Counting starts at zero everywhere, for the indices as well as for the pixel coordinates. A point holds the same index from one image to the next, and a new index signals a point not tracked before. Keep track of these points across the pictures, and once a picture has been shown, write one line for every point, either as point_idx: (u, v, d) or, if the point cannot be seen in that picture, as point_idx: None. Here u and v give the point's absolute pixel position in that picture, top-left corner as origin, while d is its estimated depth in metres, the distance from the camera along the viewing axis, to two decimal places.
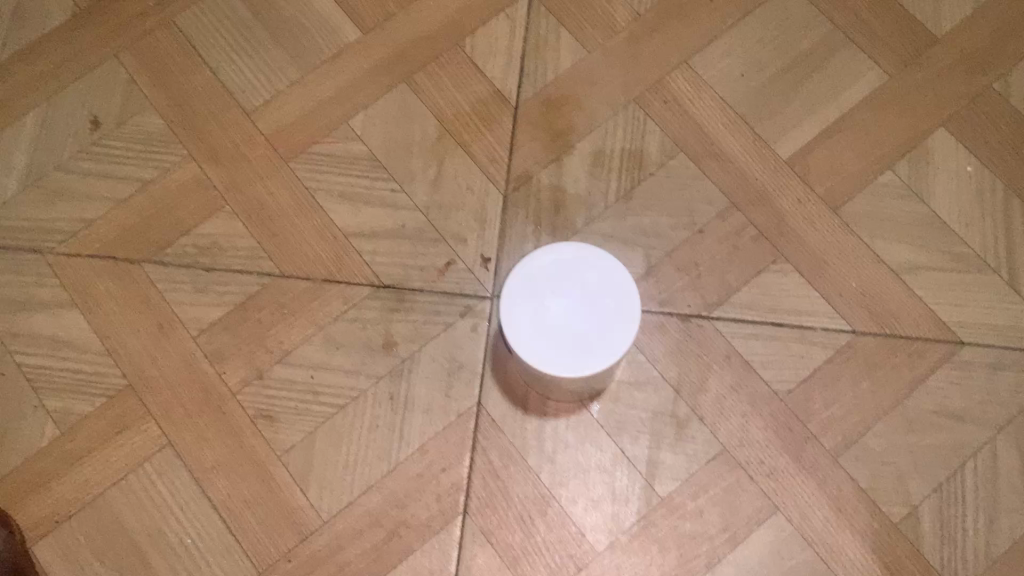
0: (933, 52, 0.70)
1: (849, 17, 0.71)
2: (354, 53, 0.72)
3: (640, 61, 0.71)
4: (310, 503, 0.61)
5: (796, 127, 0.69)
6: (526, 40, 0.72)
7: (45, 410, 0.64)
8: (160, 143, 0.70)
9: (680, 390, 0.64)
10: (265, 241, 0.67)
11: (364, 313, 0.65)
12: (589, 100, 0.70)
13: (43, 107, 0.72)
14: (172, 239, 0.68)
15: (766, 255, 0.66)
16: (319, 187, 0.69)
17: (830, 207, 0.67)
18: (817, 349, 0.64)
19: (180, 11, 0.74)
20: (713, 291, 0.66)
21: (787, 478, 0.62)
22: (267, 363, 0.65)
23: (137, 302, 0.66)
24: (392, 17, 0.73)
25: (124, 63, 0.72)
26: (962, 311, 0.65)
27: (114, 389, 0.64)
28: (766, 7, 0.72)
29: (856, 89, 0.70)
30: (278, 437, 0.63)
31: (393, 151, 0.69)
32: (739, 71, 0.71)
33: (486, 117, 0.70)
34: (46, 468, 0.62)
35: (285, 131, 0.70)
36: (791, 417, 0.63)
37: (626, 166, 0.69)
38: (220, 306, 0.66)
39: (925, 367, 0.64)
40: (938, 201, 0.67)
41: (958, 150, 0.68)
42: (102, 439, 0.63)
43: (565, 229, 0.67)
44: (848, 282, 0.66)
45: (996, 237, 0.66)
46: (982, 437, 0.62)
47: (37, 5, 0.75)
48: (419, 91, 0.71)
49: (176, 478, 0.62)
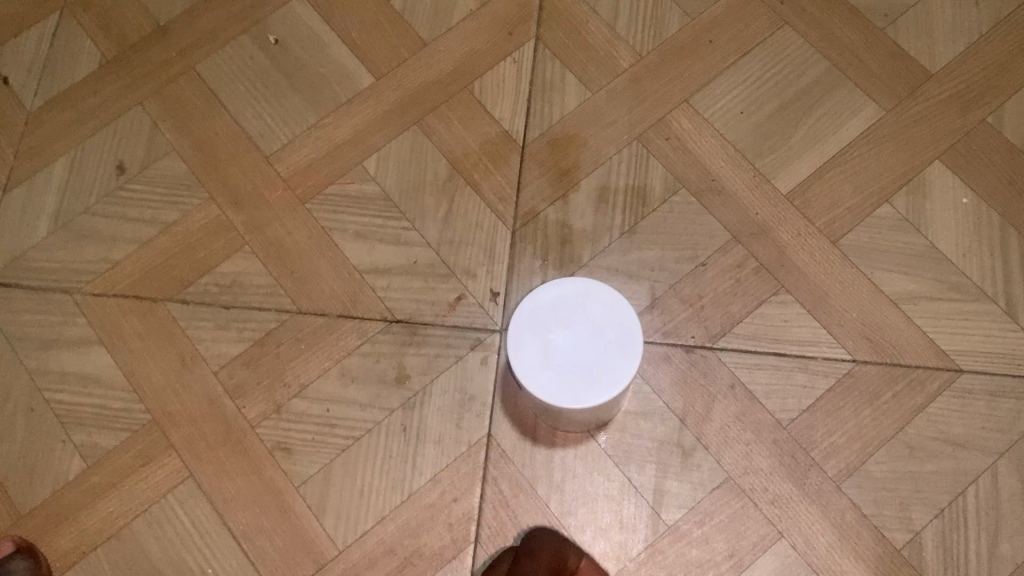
0: (928, 88, 0.72)
1: (847, 55, 0.74)
2: (367, 97, 0.75)
3: (643, 100, 0.73)
4: (327, 533, 0.64)
5: (795, 162, 0.71)
6: (532, 82, 0.74)
7: (74, 444, 0.66)
8: (183, 185, 0.73)
9: (685, 419, 0.65)
10: (282, 278, 0.70)
11: (378, 348, 0.68)
12: (594, 139, 0.72)
13: (71, 152, 0.75)
14: (194, 278, 0.71)
15: (767, 286, 0.68)
16: (334, 226, 0.71)
17: (829, 239, 0.69)
18: (819, 378, 0.66)
19: (201, 58, 0.77)
20: (716, 323, 0.67)
21: (792, 506, 0.63)
22: (284, 398, 0.67)
23: (161, 339, 0.69)
24: (404, 62, 0.76)
25: (149, 110, 0.76)
26: (960, 340, 0.66)
27: (139, 423, 0.67)
28: (765, 45, 0.74)
29: (853, 125, 0.72)
30: (296, 469, 0.65)
31: (405, 190, 0.72)
32: (739, 108, 0.73)
33: (494, 156, 0.72)
34: (74, 500, 0.65)
35: (301, 173, 0.73)
36: (795, 445, 0.64)
37: (631, 202, 0.71)
38: (240, 342, 0.69)
39: (925, 395, 0.65)
40: (935, 232, 0.69)
41: (954, 183, 0.70)
42: (128, 471, 0.66)
43: (571, 263, 0.69)
44: (849, 312, 0.67)
45: (993, 267, 0.68)
46: (983, 463, 0.64)
47: (65, 55, 0.78)
48: (430, 132, 0.73)
49: (198, 510, 0.65)
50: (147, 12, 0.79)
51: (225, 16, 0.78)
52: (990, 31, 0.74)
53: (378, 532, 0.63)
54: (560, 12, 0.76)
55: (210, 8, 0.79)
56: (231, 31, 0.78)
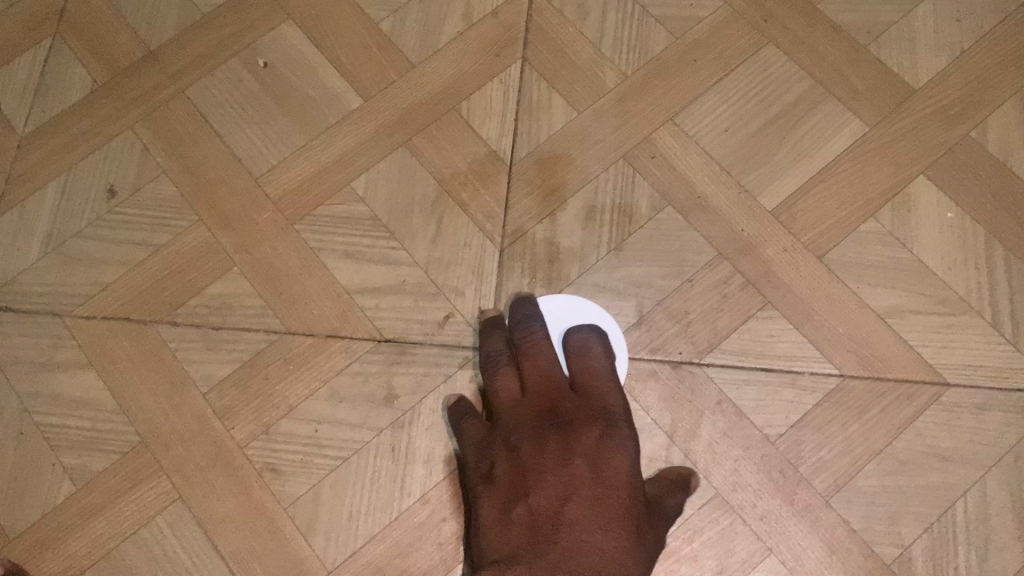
0: (912, 103, 0.73)
1: (831, 72, 0.74)
2: (355, 118, 0.75)
3: (629, 119, 0.74)
4: (316, 553, 0.64)
5: (781, 178, 0.72)
6: (519, 102, 0.75)
7: (63, 467, 0.67)
8: (173, 208, 0.74)
9: (673, 436, 0.66)
10: (272, 299, 0.70)
11: (367, 367, 0.68)
12: (581, 157, 0.73)
13: (62, 176, 0.76)
14: (184, 299, 0.71)
15: (754, 302, 0.68)
16: (323, 246, 0.72)
17: (816, 254, 0.69)
18: (807, 393, 0.66)
19: (192, 82, 0.78)
20: (703, 339, 0.68)
21: (781, 522, 0.63)
22: (273, 418, 0.67)
23: (151, 361, 0.69)
24: (392, 83, 0.76)
25: (139, 133, 0.76)
26: (948, 353, 0.66)
27: (128, 445, 0.67)
28: (750, 63, 0.75)
29: (838, 141, 0.72)
30: (285, 490, 0.65)
31: (394, 210, 0.72)
32: (725, 125, 0.73)
33: (481, 175, 0.73)
34: (64, 523, 0.65)
35: (291, 194, 0.73)
36: (784, 460, 0.64)
37: (617, 220, 0.71)
38: (229, 363, 0.69)
39: (913, 409, 0.65)
40: (921, 246, 0.69)
41: (939, 197, 0.70)
42: (117, 494, 0.66)
43: (559, 281, 0.70)
44: (836, 327, 0.67)
45: (979, 280, 0.68)
46: (972, 477, 0.64)
47: (56, 80, 0.79)
48: (418, 152, 0.74)
49: (187, 532, 0.65)
50: (137, 37, 0.80)
51: (214, 40, 0.79)
52: (973, 47, 0.74)
53: (367, 552, 0.64)
54: (546, 32, 0.77)
55: (199, 33, 0.79)
56: (220, 55, 0.79)
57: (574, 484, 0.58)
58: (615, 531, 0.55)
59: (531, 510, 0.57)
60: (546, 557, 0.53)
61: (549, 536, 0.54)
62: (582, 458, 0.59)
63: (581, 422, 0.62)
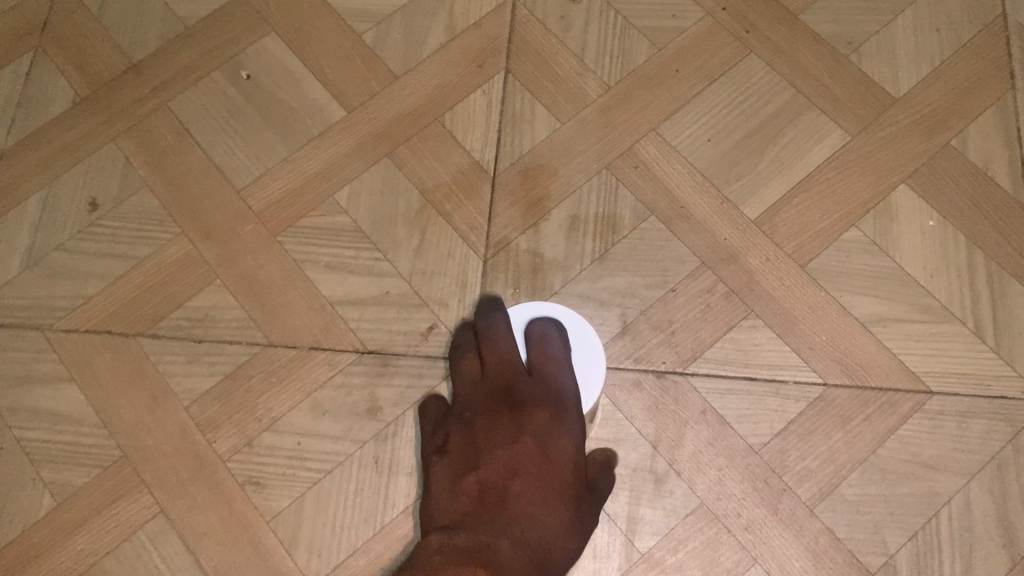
0: (892, 113, 0.73)
1: (812, 82, 0.74)
2: (339, 130, 0.75)
3: (612, 130, 0.74)
4: (299, 567, 0.63)
5: (763, 187, 0.72)
6: (503, 113, 0.75)
7: (44, 481, 0.66)
8: (156, 221, 0.74)
9: (658, 445, 0.65)
10: (255, 311, 0.70)
11: (350, 379, 0.68)
12: (564, 168, 0.73)
13: (45, 190, 0.75)
14: (166, 312, 0.71)
15: (737, 312, 0.68)
16: (306, 258, 0.72)
17: (798, 264, 0.69)
18: (791, 402, 0.66)
19: (175, 95, 0.78)
20: (687, 348, 0.68)
21: (765, 531, 0.63)
22: (256, 431, 0.67)
23: (132, 374, 0.69)
24: (375, 95, 0.76)
25: (122, 146, 0.76)
26: (930, 361, 0.66)
27: (109, 460, 0.67)
28: (732, 74, 0.75)
29: (820, 151, 0.73)
30: (268, 503, 0.65)
31: (377, 222, 0.72)
32: (707, 136, 0.74)
33: (465, 187, 0.73)
34: (44, 538, 0.65)
35: (274, 206, 0.73)
36: (768, 470, 0.64)
37: (601, 230, 0.71)
38: (211, 376, 0.69)
39: (896, 417, 0.65)
40: (902, 255, 0.69)
41: (920, 206, 0.70)
42: (97, 508, 0.65)
43: (543, 292, 0.70)
44: (819, 336, 0.68)
45: (961, 288, 0.68)
46: (956, 484, 0.64)
47: (39, 93, 0.79)
48: (401, 163, 0.74)
49: (169, 546, 0.64)
50: (119, 50, 0.80)
51: (198, 53, 0.79)
52: (953, 57, 0.75)
53: (350, 565, 0.63)
54: (529, 44, 0.77)
55: (182, 46, 0.79)
56: (203, 68, 0.79)
57: (521, 459, 0.60)
58: (556, 506, 0.59)
59: (480, 482, 0.60)
60: (492, 533, 0.55)
61: (494, 509, 0.58)
62: (530, 436, 0.61)
63: (533, 402, 0.63)
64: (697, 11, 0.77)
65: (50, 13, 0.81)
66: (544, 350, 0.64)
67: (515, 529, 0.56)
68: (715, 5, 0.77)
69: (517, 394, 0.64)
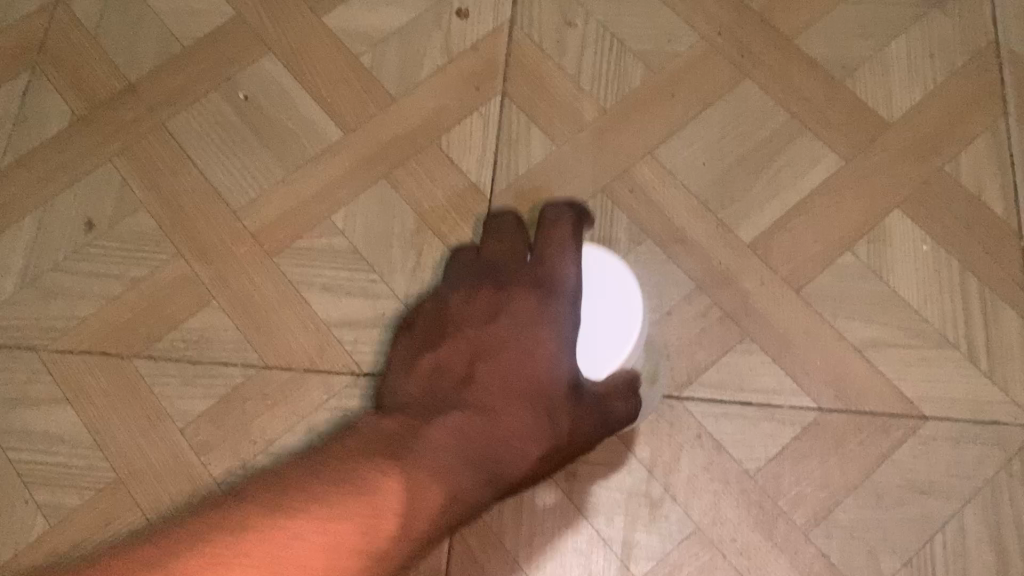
0: (886, 137, 0.74)
1: (806, 106, 0.75)
2: (335, 151, 0.76)
3: (606, 153, 0.74)
4: None
5: (758, 211, 0.72)
6: (499, 135, 0.75)
7: (37, 504, 0.66)
8: (152, 241, 0.74)
9: (652, 469, 0.66)
10: (250, 332, 0.70)
11: (345, 402, 0.68)
12: (559, 191, 0.73)
13: (40, 210, 0.75)
14: (161, 333, 0.71)
15: (733, 336, 0.69)
16: (302, 279, 0.72)
17: (793, 288, 0.70)
18: (785, 426, 0.66)
19: (171, 115, 0.78)
20: (682, 372, 0.68)
21: (759, 556, 0.63)
22: (250, 454, 0.67)
23: (127, 395, 0.69)
24: (371, 116, 0.76)
25: (118, 167, 0.76)
26: (924, 386, 0.67)
27: (103, 482, 0.66)
28: (726, 97, 0.76)
29: (814, 174, 0.73)
30: None
31: (373, 243, 0.72)
32: (702, 159, 0.74)
33: (461, 209, 0.73)
34: (36, 562, 0.64)
35: (270, 227, 0.73)
36: (763, 494, 0.65)
37: None
38: (206, 398, 0.69)
39: (890, 442, 0.65)
40: (896, 279, 0.70)
41: (914, 230, 0.71)
42: (90, 531, 0.65)
43: None
44: (814, 360, 0.68)
45: (954, 312, 0.69)
46: (950, 509, 0.64)
47: (34, 112, 0.79)
48: (398, 185, 0.74)
49: None
50: (115, 68, 0.80)
51: (194, 73, 0.79)
52: (946, 82, 0.75)
53: None
54: (525, 66, 0.77)
55: (179, 66, 0.80)
56: (199, 88, 0.79)
57: (489, 337, 0.59)
58: (523, 412, 0.55)
59: (438, 364, 0.59)
60: (431, 421, 0.54)
61: (444, 404, 0.55)
62: (518, 300, 0.61)
63: (520, 290, 0.61)
64: (692, 34, 0.78)
65: (46, 31, 0.81)
66: (548, 243, 0.63)
67: (460, 412, 0.54)
68: (710, 29, 0.78)
69: (511, 286, 0.62)
